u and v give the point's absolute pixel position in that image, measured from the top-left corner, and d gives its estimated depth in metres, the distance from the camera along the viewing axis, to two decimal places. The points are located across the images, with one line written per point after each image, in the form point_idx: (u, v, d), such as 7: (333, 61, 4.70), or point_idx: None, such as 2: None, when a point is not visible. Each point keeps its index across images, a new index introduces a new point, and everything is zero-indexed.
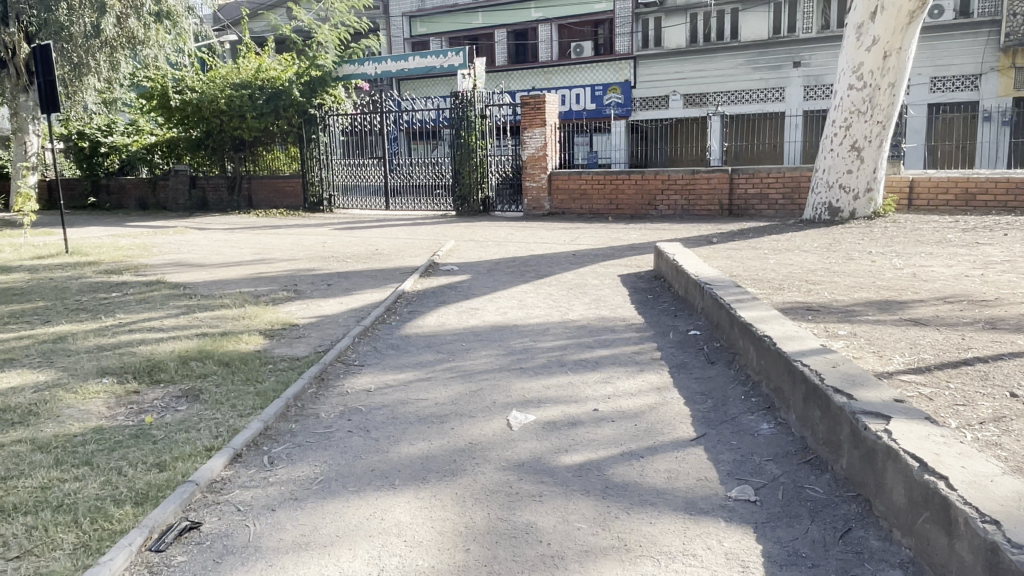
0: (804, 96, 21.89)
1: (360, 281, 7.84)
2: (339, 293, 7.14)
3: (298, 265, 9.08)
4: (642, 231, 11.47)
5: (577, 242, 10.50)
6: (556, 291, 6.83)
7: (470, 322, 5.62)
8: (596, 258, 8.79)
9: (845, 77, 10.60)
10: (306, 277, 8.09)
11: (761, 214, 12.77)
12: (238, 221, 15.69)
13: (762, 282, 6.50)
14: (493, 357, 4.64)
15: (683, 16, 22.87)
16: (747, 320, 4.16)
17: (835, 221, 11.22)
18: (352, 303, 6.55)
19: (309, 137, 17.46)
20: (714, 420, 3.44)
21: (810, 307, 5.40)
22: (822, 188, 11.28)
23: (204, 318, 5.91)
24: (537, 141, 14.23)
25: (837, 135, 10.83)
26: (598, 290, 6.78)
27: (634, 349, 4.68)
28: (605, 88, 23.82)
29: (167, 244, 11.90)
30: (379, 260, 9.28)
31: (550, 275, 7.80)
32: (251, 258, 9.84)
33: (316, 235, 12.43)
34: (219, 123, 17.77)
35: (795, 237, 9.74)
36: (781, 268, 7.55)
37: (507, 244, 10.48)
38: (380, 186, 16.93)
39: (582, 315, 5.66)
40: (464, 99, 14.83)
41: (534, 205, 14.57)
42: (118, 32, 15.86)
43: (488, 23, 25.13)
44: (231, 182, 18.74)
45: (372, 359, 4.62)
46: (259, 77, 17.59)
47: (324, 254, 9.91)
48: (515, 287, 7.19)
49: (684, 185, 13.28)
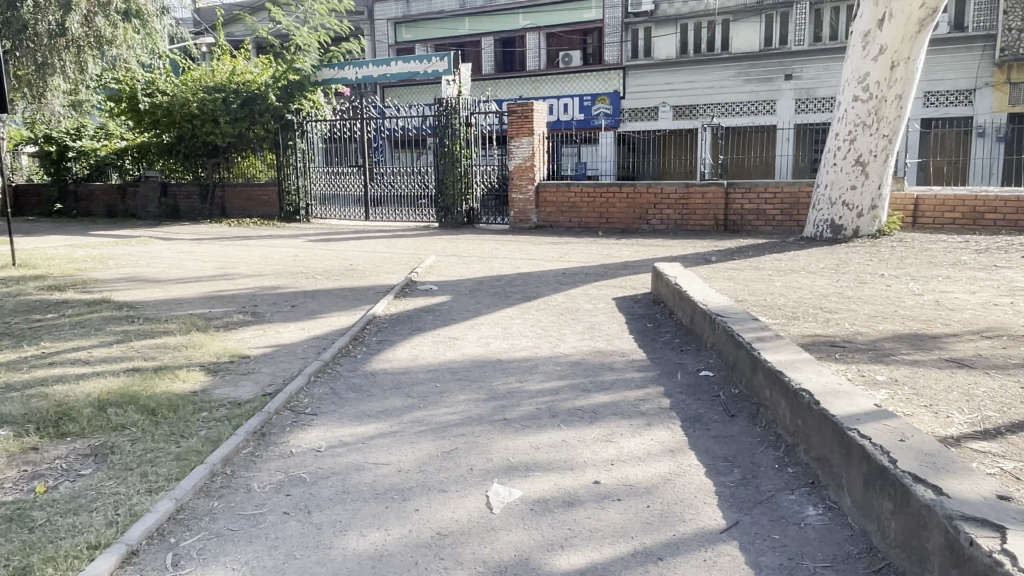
0: (796, 108, 21.47)
1: (328, 301, 7.11)
2: (303, 316, 6.40)
3: (263, 282, 8.32)
4: (635, 247, 10.82)
5: (565, 258, 9.83)
6: (544, 317, 6.13)
7: (447, 355, 4.90)
8: (588, 277, 8.13)
9: (849, 87, 10.05)
10: (269, 296, 7.34)
11: (757, 230, 12.18)
12: (209, 231, 14.89)
13: (773, 310, 5.85)
14: (473, 403, 3.92)
15: (673, 26, 22.43)
16: (774, 364, 3.49)
17: (837, 239, 10.60)
18: (314, 330, 5.82)
19: (286, 144, 16.70)
20: (745, 501, 2.75)
21: (835, 343, 4.72)
22: (824, 205, 10.68)
23: (141, 348, 5.14)
24: (525, 151, 13.62)
25: (841, 148, 10.26)
26: (592, 317, 6.09)
27: (637, 395, 3.98)
28: (593, 98, 23.33)
29: (126, 255, 11.12)
30: (352, 277, 8.55)
31: (538, 297, 7.11)
32: (214, 274, 9.08)
33: (288, 248, 11.67)
34: (191, 128, 16.95)
35: (798, 257, 9.14)
36: (790, 293, 6.90)
37: (491, 260, 9.79)
38: (359, 196, 16.24)
39: (574, 349, 4.96)
40: (448, 106, 14.18)
41: (521, 218, 13.92)
42: (82, 29, 15.03)
43: (474, 30, 24.50)
44: (204, 189, 17.94)
45: (328, 405, 3.90)
46: (234, 80, 16.84)
47: (294, 270, 9.15)
48: (499, 311, 6.48)
49: (678, 200, 12.66)
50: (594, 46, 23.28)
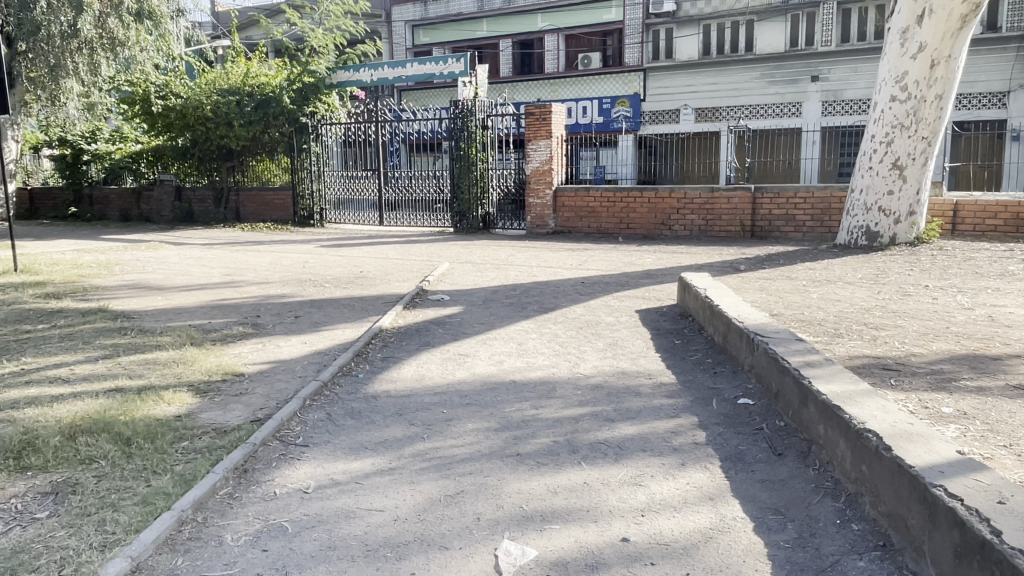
0: (822, 111, 20.87)
1: (334, 312, 6.73)
2: (306, 328, 6.02)
3: (268, 290, 7.97)
4: (657, 254, 10.35)
5: (585, 266, 9.38)
6: (563, 332, 5.69)
7: (457, 375, 4.47)
8: (610, 287, 7.68)
9: (886, 87, 9.54)
10: (272, 306, 6.98)
11: (786, 237, 11.67)
12: (220, 235, 14.63)
13: (813, 327, 5.38)
14: (483, 433, 3.49)
15: (695, 27, 21.93)
16: (828, 397, 3.05)
17: (873, 246, 10.07)
18: (317, 344, 5.43)
19: (300, 147, 16.41)
20: (805, 568, 2.32)
21: (888, 366, 4.25)
22: (859, 211, 10.14)
23: (129, 364, 4.76)
24: (543, 154, 13.21)
25: (877, 151, 9.74)
26: (614, 332, 5.64)
27: (668, 426, 3.53)
28: (613, 101, 22.86)
29: (133, 260, 10.85)
30: (362, 286, 8.16)
31: (556, 308, 6.67)
32: (219, 281, 8.75)
33: (298, 254, 11.32)
34: (204, 131, 16.71)
35: (832, 266, 8.63)
36: (827, 306, 6.41)
37: (507, 268, 9.37)
38: (374, 200, 15.90)
39: (596, 370, 4.51)
40: (464, 108, 13.82)
41: (538, 223, 13.49)
42: (94, 31, 14.88)
43: (492, 32, 24.16)
44: (218, 193, 17.73)
45: (321, 435, 3.49)
46: (248, 82, 16.59)
47: (302, 278, 8.80)
48: (515, 324, 6.06)
49: (702, 205, 12.17)
50: (614, 48, 22.85)
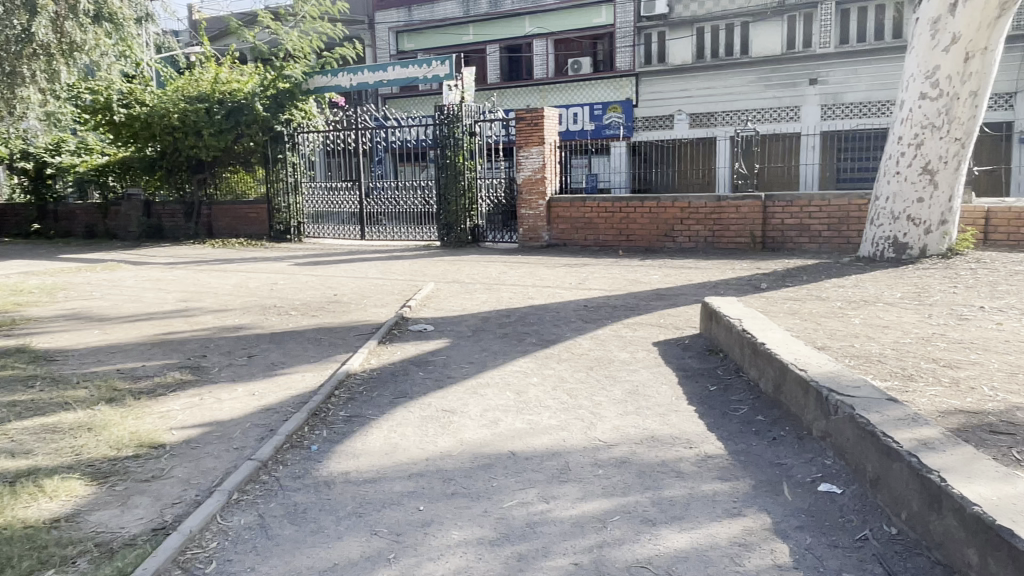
0: (821, 115, 20.05)
1: (297, 348, 5.71)
2: (258, 373, 4.97)
3: (225, 320, 6.95)
4: (664, 270, 9.39)
5: (586, 285, 8.39)
6: (569, 375, 4.68)
7: (440, 445, 3.46)
8: (619, 312, 6.68)
9: (914, 83, 8.65)
10: (223, 342, 5.94)
11: (801, 248, 10.74)
12: (188, 253, 13.56)
13: (876, 368, 4.40)
14: (475, 549, 2.49)
15: (689, 29, 21.09)
16: (984, 511, 2.06)
17: (902, 259, 9.13)
18: (268, 397, 4.40)
19: (275, 157, 15.47)
20: None
21: (1000, 430, 3.25)
22: (885, 220, 9.20)
23: (17, 435, 3.71)
24: (535, 162, 12.24)
25: (904, 154, 8.82)
26: (632, 375, 4.63)
27: (734, 534, 2.54)
28: (604, 107, 21.95)
29: (84, 284, 9.77)
30: (333, 313, 7.13)
31: (559, 341, 5.66)
32: (172, 309, 7.69)
33: (269, 274, 10.28)
34: (171, 141, 15.57)
35: (862, 284, 7.71)
36: (878, 336, 5.44)
37: (499, 288, 8.36)
38: (355, 213, 14.94)
39: (618, 438, 3.49)
40: (450, 114, 12.86)
41: (531, 236, 12.53)
42: (52, 36, 13.05)
43: (479, 38, 23.27)
44: (189, 207, 16.68)
45: (245, 557, 2.48)
46: (218, 89, 15.35)
47: (267, 304, 7.76)
48: (511, 363, 5.04)
49: (709, 215, 11.22)
50: (605, 52, 22.05)
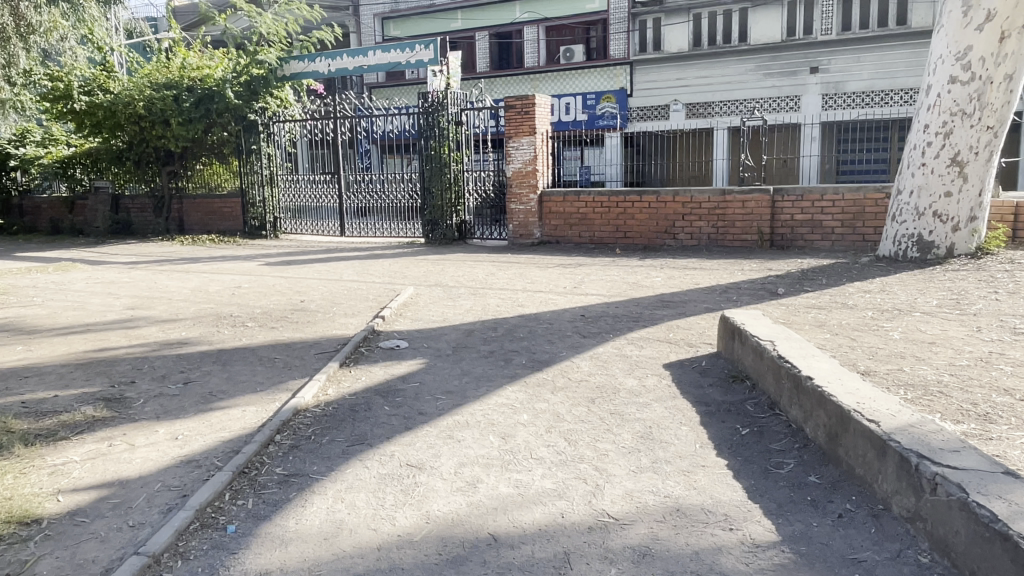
0: (822, 105, 19.23)
1: (245, 371, 4.85)
2: (190, 408, 4.11)
3: (172, 334, 6.08)
4: (666, 272, 8.58)
5: (582, 290, 7.55)
6: (567, 411, 3.84)
7: (399, 523, 2.63)
8: (621, 323, 5.84)
9: (943, 66, 7.83)
10: (161, 364, 5.06)
11: (812, 246, 9.94)
12: (152, 251, 12.67)
13: (942, 405, 3.59)
14: None
15: (685, 15, 20.16)
16: None
17: (927, 259, 8.32)
18: (193, 445, 3.54)
19: (249, 148, 14.54)
20: None
21: None
22: (908, 216, 8.38)
23: None
24: (525, 153, 11.39)
25: (931, 144, 8.00)
26: (643, 411, 3.80)
27: None
28: (597, 96, 21.07)
29: (28, 287, 8.86)
30: (295, 325, 6.26)
31: (553, 362, 4.81)
32: (115, 318, 6.79)
33: (234, 276, 9.39)
34: (136, 131, 14.56)
35: (889, 289, 6.93)
36: (927, 356, 4.62)
37: (485, 294, 7.51)
38: (334, 208, 14.07)
39: (633, 513, 2.66)
40: (434, 101, 12.01)
41: (522, 232, 11.69)
42: (7, 19, 12.08)
43: (467, 25, 22.36)
44: (159, 201, 15.73)
45: None
46: (188, 75, 14.42)
47: (223, 313, 6.87)
48: (497, 393, 4.20)
49: (712, 210, 10.39)
50: (598, 39, 21.13)
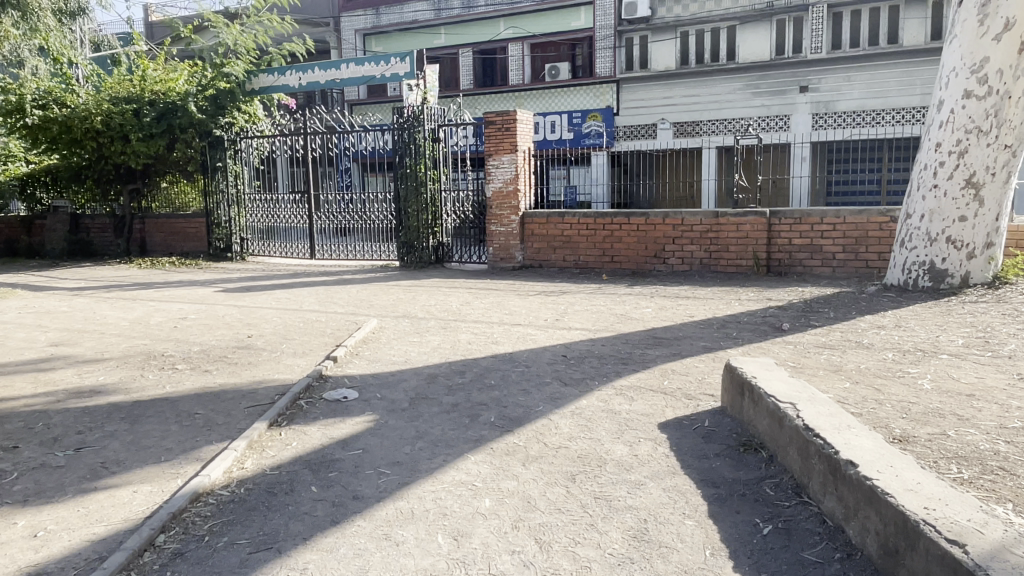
0: (812, 124, 18.71)
1: (157, 431, 4.03)
2: (68, 488, 3.28)
3: (89, 378, 5.25)
4: (657, 301, 7.84)
5: (564, 323, 6.78)
6: (540, 493, 3.06)
7: None
8: (607, 367, 5.06)
9: (956, 79, 7.20)
10: (60, 421, 4.23)
11: (811, 273, 9.24)
12: (106, 276, 11.83)
13: (1012, 490, 2.84)
14: None
15: (672, 32, 19.63)
16: None
17: (940, 289, 7.62)
18: (50, 549, 2.72)
19: (215, 166, 13.73)
20: None
21: None
22: (919, 242, 7.69)
23: None
24: (506, 172, 10.68)
25: (944, 164, 7.34)
26: (636, 494, 3.02)
27: None
28: (583, 115, 20.51)
29: None
30: (234, 367, 5.43)
31: (526, 420, 4.01)
32: (33, 358, 5.95)
33: (185, 305, 8.56)
34: (93, 148, 13.69)
35: (906, 325, 6.22)
36: (972, 415, 3.87)
37: (456, 328, 6.72)
38: (303, 229, 13.26)
39: None
40: (409, 117, 11.30)
41: (502, 256, 10.95)
42: None
43: (450, 42, 21.80)
44: (120, 221, 14.86)
45: None
46: (149, 88, 13.62)
47: (155, 352, 6.03)
48: (455, 466, 3.40)
49: (705, 233, 9.69)
50: (584, 56, 20.58)
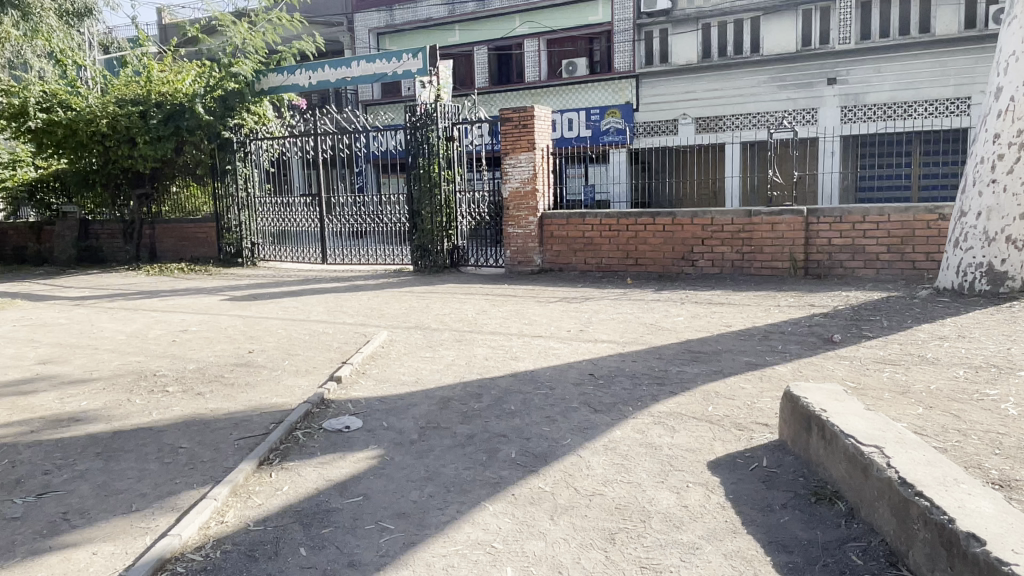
0: (841, 118, 17.95)
1: (132, 471, 3.53)
2: (18, 548, 2.80)
3: (71, 403, 4.78)
4: (689, 309, 7.28)
5: (590, 335, 6.23)
6: (573, 559, 2.52)
7: None
8: (641, 389, 4.50)
9: (1017, 64, 6.60)
10: (27, 458, 3.75)
11: (853, 274, 8.62)
12: (111, 283, 11.43)
13: None
14: None
15: (693, 24, 19.01)
16: None
17: (999, 293, 6.92)
18: None
19: (223, 168, 13.31)
20: None
21: None
22: (975, 242, 7.00)
23: None
24: (524, 171, 10.15)
25: (1004, 156, 6.69)
26: (689, 562, 2.47)
27: None
28: (602, 112, 19.91)
29: None
30: (230, 389, 4.95)
31: (553, 457, 3.48)
32: (17, 379, 5.51)
33: (187, 316, 8.12)
34: (100, 152, 13.34)
35: (970, 335, 5.61)
36: None
37: (472, 341, 6.19)
38: (314, 233, 12.81)
39: None
40: (422, 115, 10.79)
41: (521, 259, 10.43)
42: None
43: (465, 40, 21.31)
44: (129, 226, 14.51)
45: None
46: (156, 90, 13.26)
47: (147, 371, 5.56)
48: (470, 519, 2.88)
49: (737, 233, 9.09)
50: (602, 52, 19.99)
